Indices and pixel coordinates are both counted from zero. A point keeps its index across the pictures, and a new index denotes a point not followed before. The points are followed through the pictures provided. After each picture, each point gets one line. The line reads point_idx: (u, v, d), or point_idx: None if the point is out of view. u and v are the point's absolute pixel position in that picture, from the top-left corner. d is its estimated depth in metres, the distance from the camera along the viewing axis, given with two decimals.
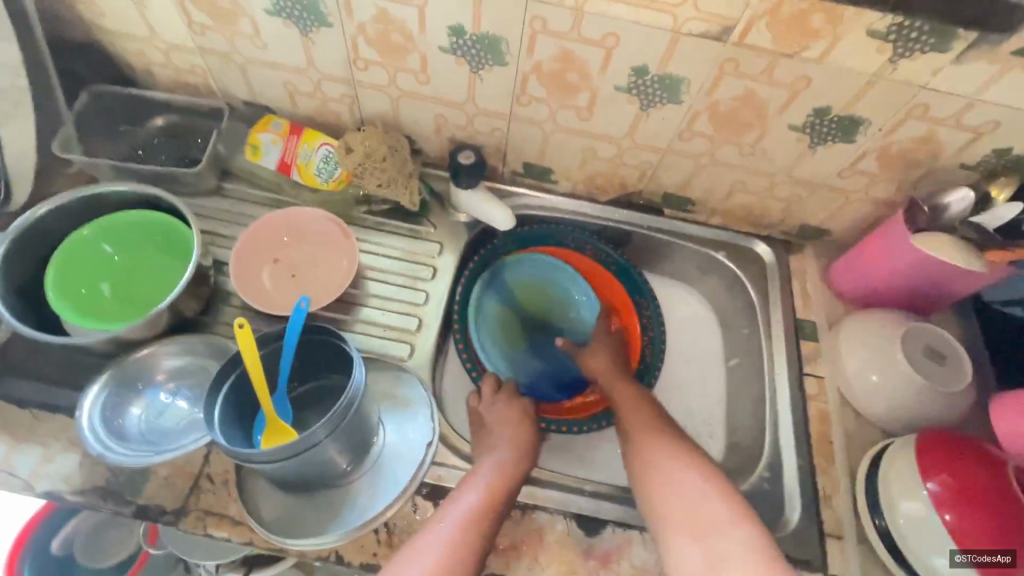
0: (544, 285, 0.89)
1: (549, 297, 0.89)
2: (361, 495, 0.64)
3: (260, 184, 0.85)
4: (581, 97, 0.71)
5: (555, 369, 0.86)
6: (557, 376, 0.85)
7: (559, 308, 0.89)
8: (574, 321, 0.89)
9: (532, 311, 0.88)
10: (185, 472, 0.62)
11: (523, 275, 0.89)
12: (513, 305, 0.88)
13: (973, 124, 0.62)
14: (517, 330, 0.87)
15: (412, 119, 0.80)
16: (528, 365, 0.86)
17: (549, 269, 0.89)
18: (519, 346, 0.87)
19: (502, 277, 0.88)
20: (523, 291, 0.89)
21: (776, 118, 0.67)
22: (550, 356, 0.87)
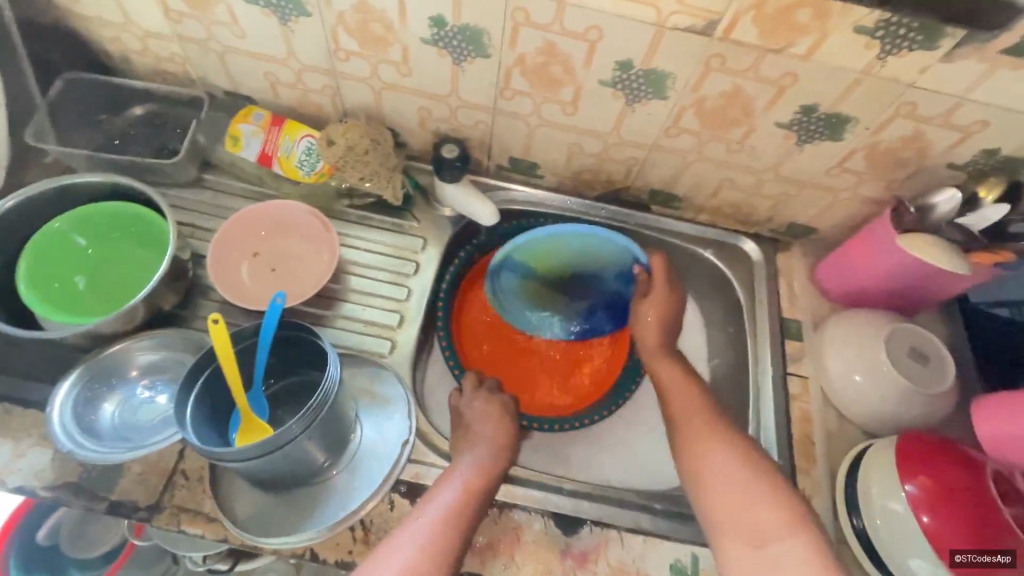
0: (554, 245, 0.83)
1: (564, 252, 0.83)
2: (337, 492, 0.64)
3: (241, 176, 0.84)
4: (565, 91, 0.69)
5: (600, 302, 0.85)
6: (605, 310, 0.85)
7: (578, 255, 0.83)
8: (604, 262, 0.83)
9: (552, 271, 0.84)
10: (159, 468, 0.62)
11: (527, 247, 0.83)
12: (532, 273, 0.85)
13: (961, 123, 0.61)
14: (549, 291, 0.86)
15: (395, 111, 0.79)
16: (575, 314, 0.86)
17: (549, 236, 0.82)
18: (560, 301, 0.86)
19: (507, 259, 0.83)
20: (533, 261, 0.84)
21: (762, 115, 0.66)
22: (592, 291, 0.85)
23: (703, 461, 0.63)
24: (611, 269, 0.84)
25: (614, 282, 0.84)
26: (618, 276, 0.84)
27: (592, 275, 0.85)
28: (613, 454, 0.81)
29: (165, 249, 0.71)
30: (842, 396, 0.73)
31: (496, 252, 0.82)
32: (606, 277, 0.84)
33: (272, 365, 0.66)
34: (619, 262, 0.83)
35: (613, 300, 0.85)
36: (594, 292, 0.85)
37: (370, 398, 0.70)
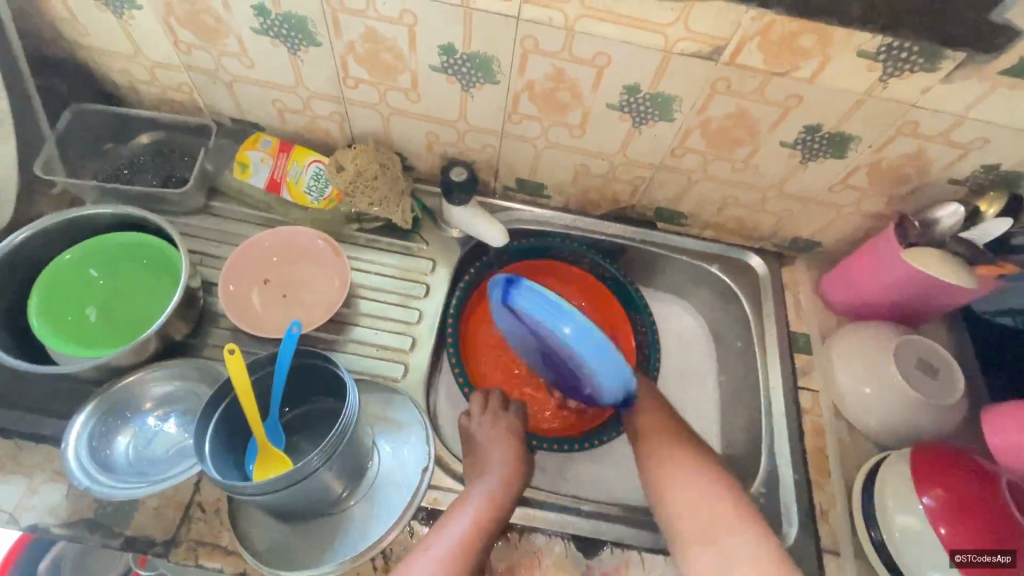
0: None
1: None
2: (356, 521, 0.63)
3: (250, 203, 0.84)
4: (573, 115, 0.70)
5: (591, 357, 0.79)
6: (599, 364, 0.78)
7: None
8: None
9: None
10: (175, 502, 0.61)
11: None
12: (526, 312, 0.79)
13: (961, 141, 0.63)
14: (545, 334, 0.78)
15: (402, 135, 0.80)
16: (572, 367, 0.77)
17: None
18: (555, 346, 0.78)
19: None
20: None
21: (767, 135, 0.68)
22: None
23: (670, 466, 0.66)
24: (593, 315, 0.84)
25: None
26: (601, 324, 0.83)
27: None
28: (627, 472, 0.81)
29: (178, 278, 0.71)
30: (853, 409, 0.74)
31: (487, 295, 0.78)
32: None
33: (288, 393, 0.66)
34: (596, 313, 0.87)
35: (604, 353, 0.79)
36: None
37: (385, 423, 0.70)
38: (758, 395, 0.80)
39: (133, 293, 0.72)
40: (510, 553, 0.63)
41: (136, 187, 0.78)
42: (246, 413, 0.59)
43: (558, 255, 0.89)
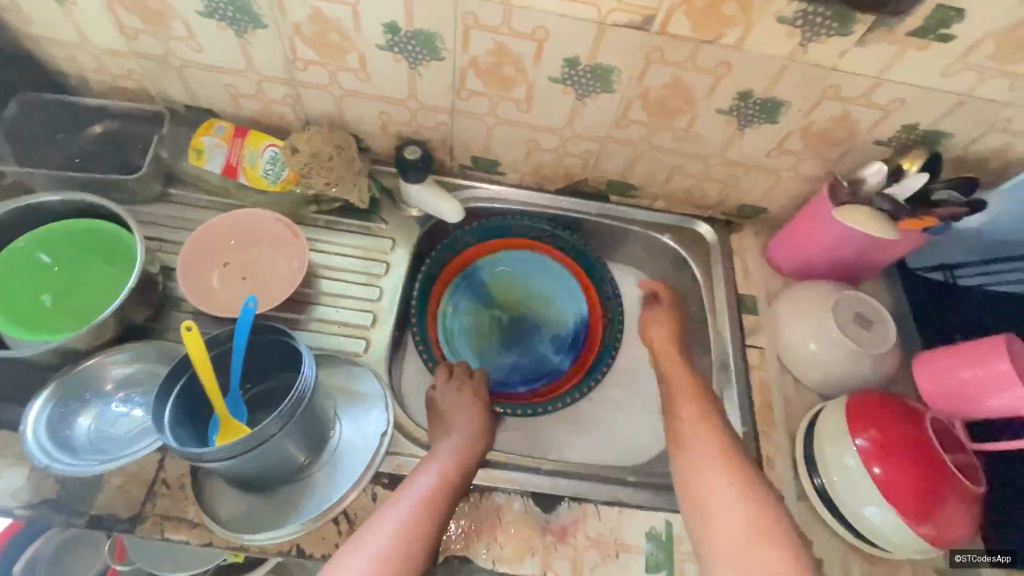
0: (520, 283, 0.92)
1: (524, 295, 0.92)
2: (320, 487, 0.65)
3: (207, 189, 0.85)
4: (518, 89, 0.73)
5: (529, 361, 0.88)
6: (524, 369, 0.87)
7: (535, 302, 0.91)
8: (550, 318, 0.91)
9: (508, 308, 0.91)
10: (140, 479, 0.62)
11: (501, 276, 0.92)
12: (487, 303, 0.91)
13: (881, 102, 0.67)
14: (490, 325, 0.90)
15: (356, 116, 0.81)
16: (502, 358, 0.88)
17: (517, 270, 0.93)
18: (494, 340, 0.89)
19: (477, 279, 0.92)
20: (497, 291, 0.92)
21: (704, 103, 0.71)
22: (526, 348, 0.89)
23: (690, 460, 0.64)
24: (551, 330, 0.90)
25: (550, 347, 0.89)
26: (555, 342, 0.89)
27: (532, 330, 0.90)
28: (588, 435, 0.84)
29: (132, 262, 0.71)
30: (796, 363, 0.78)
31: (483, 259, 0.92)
32: (544, 339, 0.89)
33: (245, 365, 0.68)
34: (562, 325, 0.90)
35: (541, 365, 0.88)
36: (526, 349, 0.89)
37: (348, 393, 0.72)
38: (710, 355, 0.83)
39: (88, 280, 0.72)
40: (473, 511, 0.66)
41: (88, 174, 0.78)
42: (205, 387, 0.60)
43: (519, 234, 0.92)
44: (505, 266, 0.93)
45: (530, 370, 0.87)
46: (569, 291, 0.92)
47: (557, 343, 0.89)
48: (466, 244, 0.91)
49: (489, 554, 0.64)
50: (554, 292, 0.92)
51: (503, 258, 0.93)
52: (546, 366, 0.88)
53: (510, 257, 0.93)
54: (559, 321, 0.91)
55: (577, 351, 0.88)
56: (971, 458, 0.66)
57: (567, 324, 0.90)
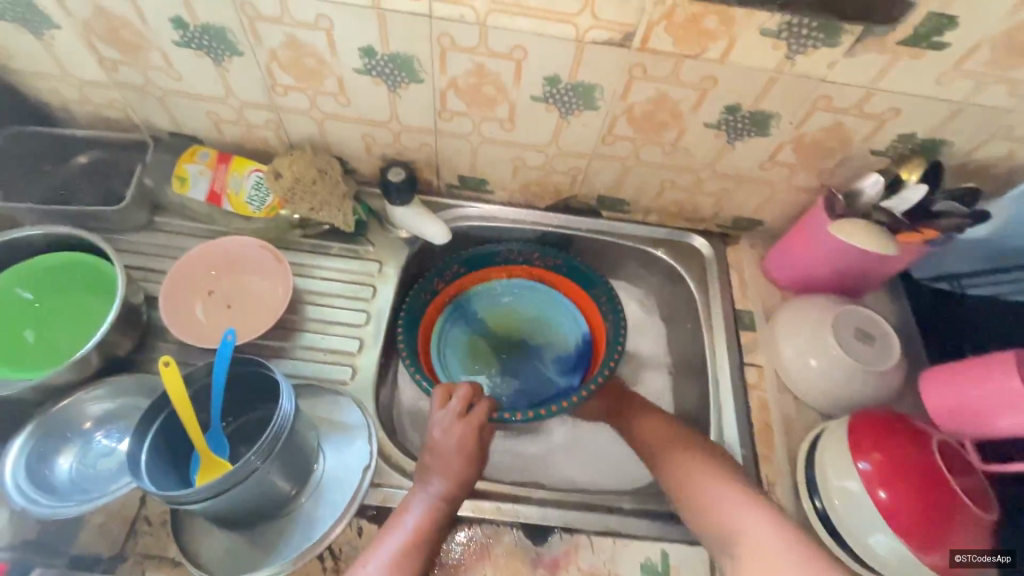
0: (517, 309, 0.89)
1: (522, 321, 0.88)
2: (303, 522, 0.64)
3: (194, 216, 0.85)
4: (500, 109, 0.71)
5: (532, 386, 0.83)
6: (531, 392, 0.83)
7: (534, 326, 0.88)
8: (552, 341, 0.87)
9: (504, 334, 0.87)
10: (121, 517, 0.61)
11: (496, 304, 0.89)
12: (481, 330, 0.87)
13: (875, 111, 0.64)
14: (488, 353, 0.86)
15: (339, 139, 0.80)
16: (505, 384, 0.83)
17: (514, 296, 0.89)
18: (495, 368, 0.85)
19: (471, 308, 0.88)
20: (492, 318, 0.88)
21: (691, 117, 0.69)
22: (528, 372, 0.84)
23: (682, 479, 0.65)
24: (553, 352, 0.86)
25: (553, 370, 0.84)
26: (559, 363, 0.85)
27: (534, 354, 0.86)
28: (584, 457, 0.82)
29: (113, 293, 0.72)
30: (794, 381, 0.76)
31: (475, 288, 0.88)
32: (547, 362, 0.85)
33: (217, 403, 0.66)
34: (565, 345, 0.86)
35: (546, 387, 0.83)
36: (528, 373, 0.84)
37: (331, 423, 0.70)
38: (707, 373, 0.80)
39: (69, 313, 0.72)
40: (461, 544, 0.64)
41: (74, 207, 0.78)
42: (184, 424, 0.59)
43: (511, 259, 0.89)
44: (499, 294, 0.89)
45: (535, 395, 0.82)
46: (568, 307, 0.88)
47: (561, 364, 0.85)
48: (456, 272, 0.87)
49: None
50: (554, 314, 0.88)
51: (497, 284, 0.89)
52: (552, 389, 0.82)
53: (506, 284, 0.89)
54: (561, 341, 0.87)
55: (583, 371, 0.83)
56: (981, 482, 0.63)
57: (569, 343, 0.86)
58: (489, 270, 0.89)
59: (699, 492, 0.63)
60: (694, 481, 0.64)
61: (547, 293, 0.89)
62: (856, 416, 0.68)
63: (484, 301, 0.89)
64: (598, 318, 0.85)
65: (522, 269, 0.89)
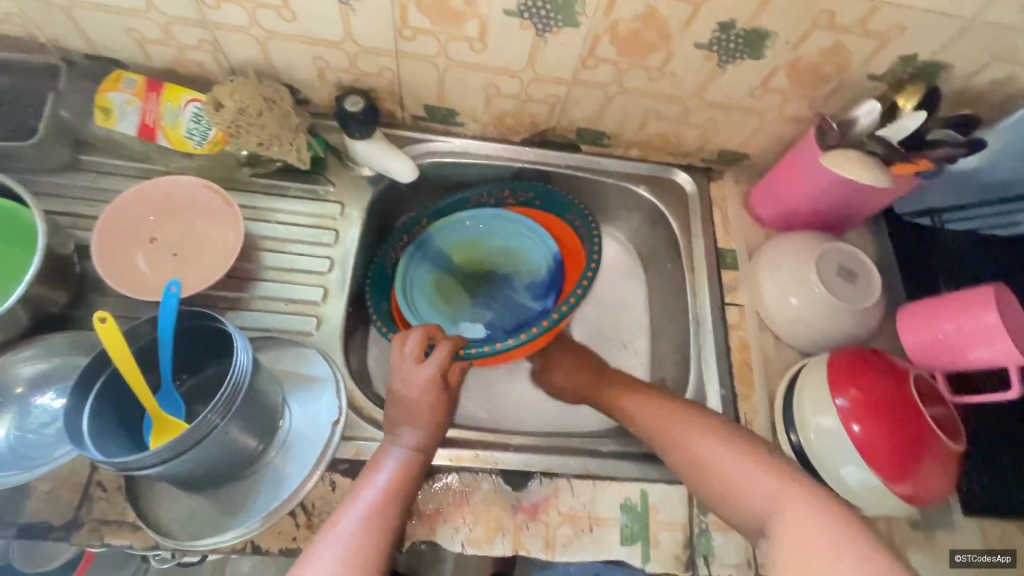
0: (482, 239, 0.84)
1: (487, 252, 0.83)
2: (271, 477, 0.61)
3: (126, 153, 0.75)
4: (469, 26, 0.63)
5: (505, 317, 0.79)
6: (504, 322, 0.79)
7: (503, 256, 0.83)
8: (523, 268, 0.82)
9: (471, 268, 0.82)
10: (71, 483, 0.58)
11: (458, 237, 0.83)
12: (446, 267, 0.82)
13: (878, 30, 0.59)
14: (457, 289, 0.81)
15: (286, 63, 0.70)
16: (477, 318, 0.80)
17: (482, 223, 0.84)
18: (466, 304, 0.80)
19: (432, 245, 0.82)
20: (457, 254, 0.83)
21: (680, 37, 0.62)
22: (499, 303, 0.81)
23: (674, 432, 0.63)
24: (525, 279, 0.82)
25: (526, 297, 0.80)
26: (531, 289, 0.81)
27: (505, 283, 0.82)
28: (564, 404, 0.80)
29: (33, 241, 0.64)
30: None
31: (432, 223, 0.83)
32: (518, 289, 0.81)
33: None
34: (536, 270, 0.82)
35: (520, 316, 0.79)
36: (501, 304, 0.80)
37: (300, 370, 0.67)
38: (688, 315, 0.78)
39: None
40: (437, 489, 0.63)
41: None
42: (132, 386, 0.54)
43: (479, 203, 0.84)
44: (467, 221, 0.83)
45: (509, 323, 0.79)
46: (536, 234, 0.83)
47: (533, 289, 0.81)
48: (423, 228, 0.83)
49: (457, 536, 0.61)
50: (523, 243, 0.83)
51: (458, 216, 0.83)
52: (525, 314, 0.79)
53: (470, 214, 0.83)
54: (534, 267, 0.82)
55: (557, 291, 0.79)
56: (951, 413, 0.65)
57: (541, 268, 0.82)
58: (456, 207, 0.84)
59: (688, 447, 0.61)
60: (691, 441, 0.62)
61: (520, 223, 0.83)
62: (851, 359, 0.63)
63: (445, 237, 0.83)
64: (575, 246, 0.81)
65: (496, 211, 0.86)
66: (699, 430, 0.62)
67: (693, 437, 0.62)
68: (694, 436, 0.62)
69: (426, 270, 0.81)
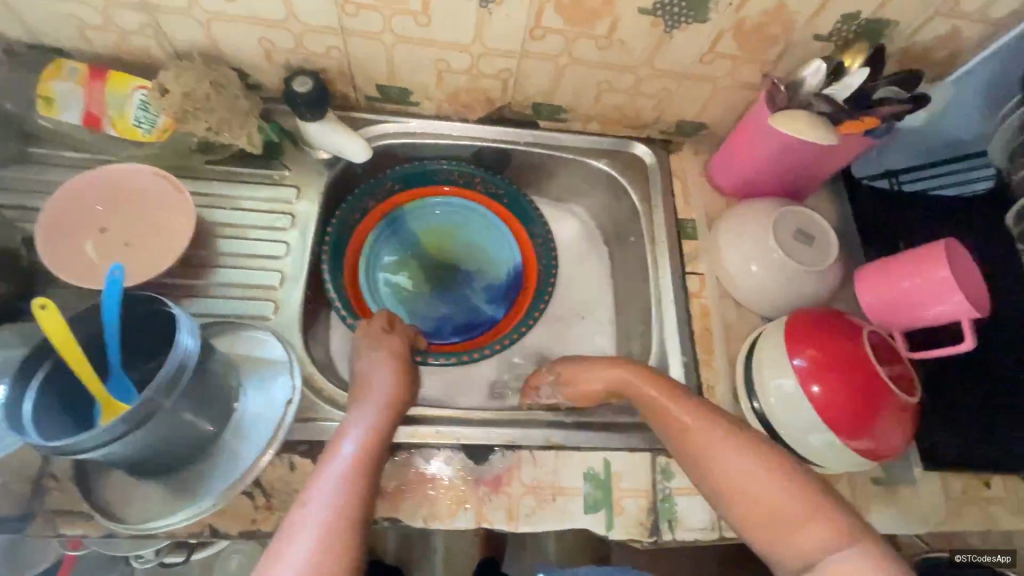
0: (440, 228, 0.87)
1: (453, 243, 0.87)
2: (436, 466, 0.62)
3: (250, 161, 0.77)
4: (600, 24, 0.66)
5: (455, 313, 0.84)
6: (455, 319, 0.84)
7: (467, 253, 0.87)
8: (485, 268, 0.87)
9: (437, 259, 0.86)
10: (250, 483, 0.59)
11: (428, 222, 0.87)
12: (423, 248, 0.86)
13: (988, 17, 0.64)
14: (430, 275, 0.85)
15: (412, 67, 0.73)
16: (437, 307, 0.84)
17: (452, 216, 0.88)
18: (424, 296, 0.84)
19: (400, 223, 0.86)
20: (431, 237, 0.87)
21: (800, 30, 0.66)
22: (461, 299, 0.85)
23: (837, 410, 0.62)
24: (485, 279, 0.86)
25: (482, 300, 0.85)
26: (487, 292, 0.85)
27: (457, 279, 0.86)
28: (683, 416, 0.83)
29: (182, 248, 0.66)
30: (766, 293, 0.74)
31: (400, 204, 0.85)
32: (477, 288, 0.85)
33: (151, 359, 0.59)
34: (493, 274, 0.86)
35: (466, 316, 0.84)
36: (465, 298, 0.85)
37: (404, 350, 0.69)
38: None
39: None
40: (580, 459, 0.65)
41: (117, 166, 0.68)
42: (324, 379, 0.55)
43: (445, 180, 0.87)
44: (432, 209, 0.87)
45: (458, 320, 0.84)
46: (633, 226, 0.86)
47: (483, 292, 0.85)
48: (388, 190, 0.84)
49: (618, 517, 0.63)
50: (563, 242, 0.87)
51: (427, 203, 0.86)
52: (480, 318, 0.84)
53: (436, 204, 0.87)
54: (490, 270, 0.86)
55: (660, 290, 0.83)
56: None
57: (510, 270, 0.86)
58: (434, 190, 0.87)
59: (860, 426, 0.61)
60: (865, 423, 0.61)
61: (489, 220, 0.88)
62: (967, 337, 0.64)
63: (417, 219, 0.86)
64: (528, 243, 0.87)
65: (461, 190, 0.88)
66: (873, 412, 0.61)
67: (872, 421, 0.61)
68: (870, 422, 0.61)
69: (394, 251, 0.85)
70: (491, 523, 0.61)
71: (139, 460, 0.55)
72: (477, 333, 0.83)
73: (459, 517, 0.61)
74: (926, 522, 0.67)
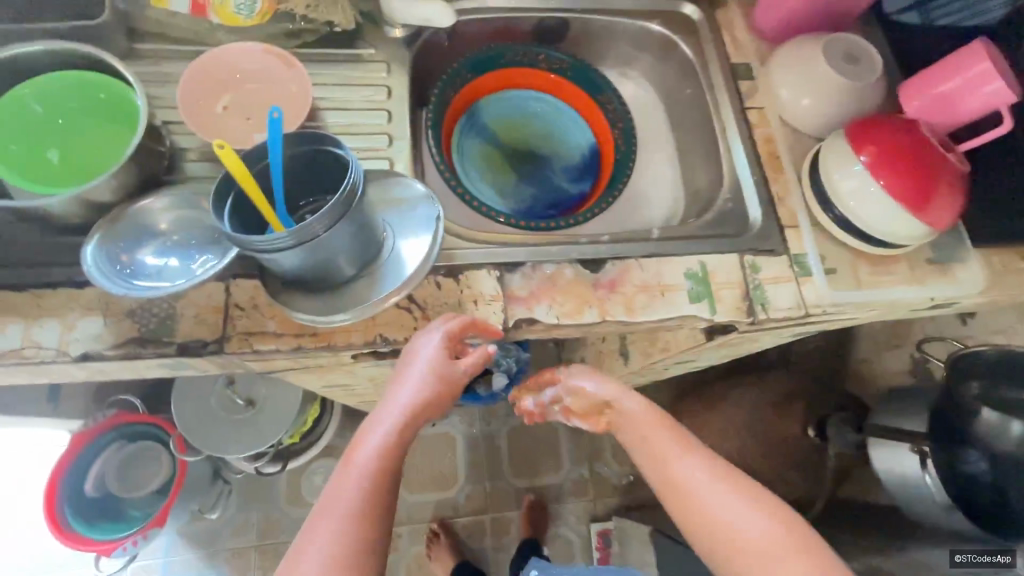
0: (512, 123, 0.97)
1: (526, 135, 0.97)
2: (556, 275, 0.72)
3: (337, 45, 0.83)
4: None
5: (543, 192, 0.94)
6: (544, 198, 0.94)
7: (543, 138, 0.98)
8: (559, 152, 0.97)
9: (518, 147, 0.96)
10: (405, 299, 0.68)
11: (500, 118, 0.97)
12: (499, 144, 0.96)
13: None
14: (510, 164, 0.95)
15: None
16: (521, 189, 0.94)
17: (518, 103, 0.98)
18: (511, 179, 0.94)
19: (480, 119, 0.96)
20: (505, 131, 0.97)
21: None
22: (542, 181, 0.95)
23: (901, 188, 0.70)
24: (560, 162, 0.97)
25: (562, 179, 0.96)
26: (566, 171, 0.96)
27: (539, 165, 0.96)
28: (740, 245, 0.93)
29: (307, 107, 0.73)
30: (824, 116, 0.81)
31: (473, 104, 0.95)
32: (557, 171, 0.96)
33: (308, 190, 0.67)
34: (568, 156, 0.97)
35: (552, 193, 0.94)
36: (544, 181, 0.95)
37: (444, 359, 0.64)
38: None
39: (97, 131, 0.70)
40: (679, 263, 0.74)
41: (230, 49, 0.75)
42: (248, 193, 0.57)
43: (507, 65, 0.95)
44: (501, 108, 0.97)
45: (548, 198, 0.94)
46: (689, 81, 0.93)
47: (566, 172, 0.96)
48: (465, 80, 0.93)
49: (717, 306, 0.73)
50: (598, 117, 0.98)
51: (496, 102, 0.97)
52: (564, 192, 0.95)
53: (506, 100, 0.97)
54: (565, 153, 0.97)
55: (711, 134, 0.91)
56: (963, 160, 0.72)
57: (576, 153, 0.98)
58: (498, 90, 0.97)
59: (925, 197, 0.70)
60: (933, 195, 0.70)
61: (552, 111, 0.98)
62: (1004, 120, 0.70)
63: (491, 116, 0.96)
64: (589, 107, 0.97)
65: (529, 73, 0.96)
66: (936, 184, 0.69)
67: (939, 191, 0.70)
68: (933, 191, 0.69)
69: (477, 146, 0.95)
70: (612, 315, 0.71)
71: (326, 267, 0.62)
72: (567, 205, 0.93)
73: (584, 312, 0.70)
74: (977, 291, 0.77)
